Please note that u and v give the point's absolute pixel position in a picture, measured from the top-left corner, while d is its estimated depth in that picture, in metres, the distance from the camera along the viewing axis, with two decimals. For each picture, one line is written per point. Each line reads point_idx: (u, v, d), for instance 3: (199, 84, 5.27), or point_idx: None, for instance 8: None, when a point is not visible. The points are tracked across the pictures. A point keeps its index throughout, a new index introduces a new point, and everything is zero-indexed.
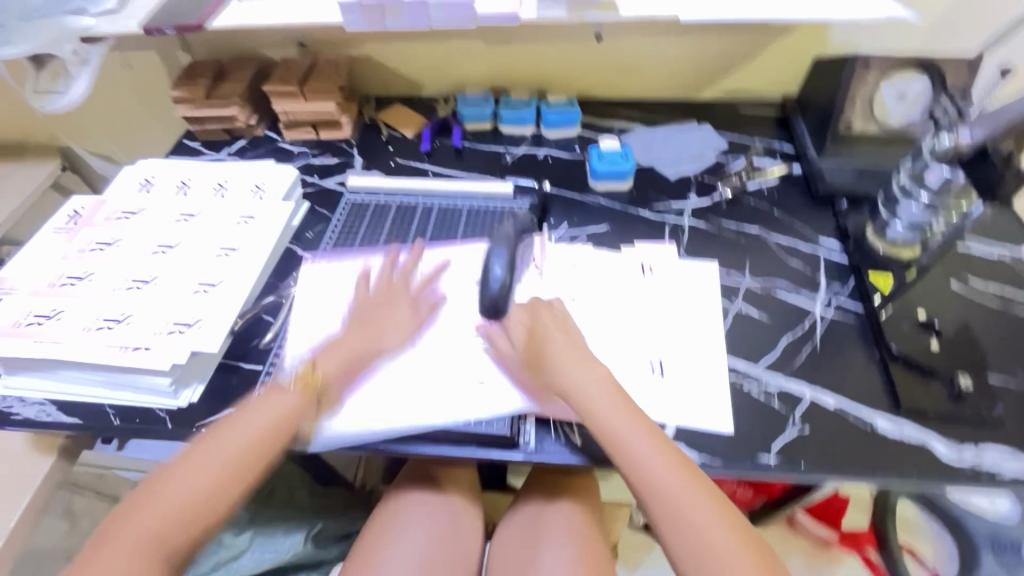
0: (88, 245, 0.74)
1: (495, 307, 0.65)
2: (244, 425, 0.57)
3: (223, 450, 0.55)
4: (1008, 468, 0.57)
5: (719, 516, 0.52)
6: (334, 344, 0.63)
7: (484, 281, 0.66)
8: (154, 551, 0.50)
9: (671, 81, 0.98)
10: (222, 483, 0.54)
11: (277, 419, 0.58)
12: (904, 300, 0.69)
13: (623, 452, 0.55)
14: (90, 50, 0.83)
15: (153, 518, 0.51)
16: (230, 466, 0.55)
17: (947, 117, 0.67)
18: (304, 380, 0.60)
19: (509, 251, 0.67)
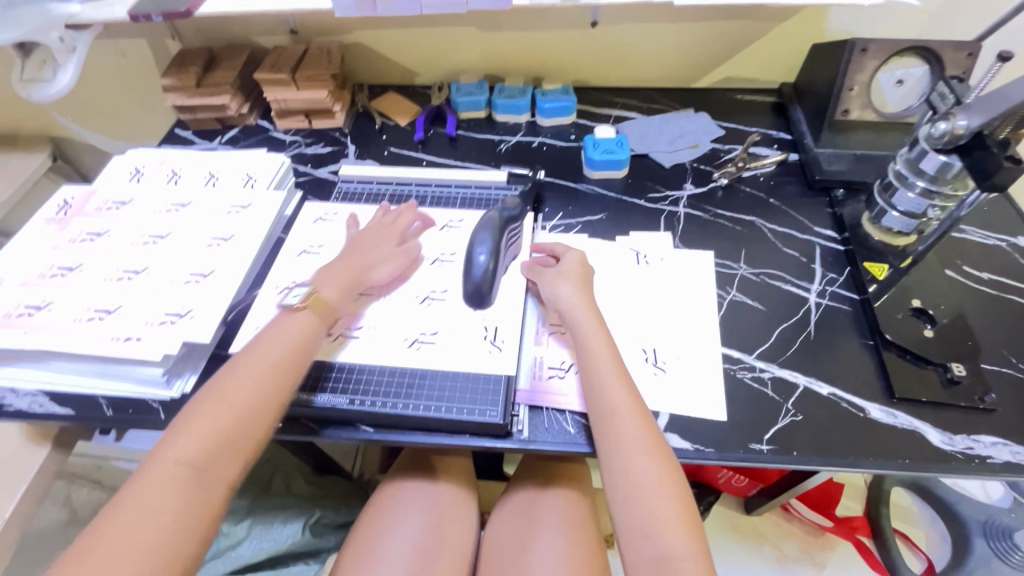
0: (78, 235, 0.73)
1: (479, 297, 0.61)
2: (267, 349, 0.57)
3: (251, 374, 0.55)
4: (1001, 455, 0.57)
5: (659, 468, 0.52)
6: (329, 272, 0.66)
7: (468, 269, 0.61)
8: (199, 475, 0.49)
9: (668, 68, 0.97)
10: (255, 405, 0.53)
11: (299, 338, 0.59)
12: (899, 289, 0.69)
13: (592, 388, 0.57)
14: (77, 37, 0.82)
15: (190, 445, 0.49)
16: (265, 386, 0.55)
17: (946, 102, 0.64)
18: (312, 301, 0.61)
19: (496, 238, 0.62)
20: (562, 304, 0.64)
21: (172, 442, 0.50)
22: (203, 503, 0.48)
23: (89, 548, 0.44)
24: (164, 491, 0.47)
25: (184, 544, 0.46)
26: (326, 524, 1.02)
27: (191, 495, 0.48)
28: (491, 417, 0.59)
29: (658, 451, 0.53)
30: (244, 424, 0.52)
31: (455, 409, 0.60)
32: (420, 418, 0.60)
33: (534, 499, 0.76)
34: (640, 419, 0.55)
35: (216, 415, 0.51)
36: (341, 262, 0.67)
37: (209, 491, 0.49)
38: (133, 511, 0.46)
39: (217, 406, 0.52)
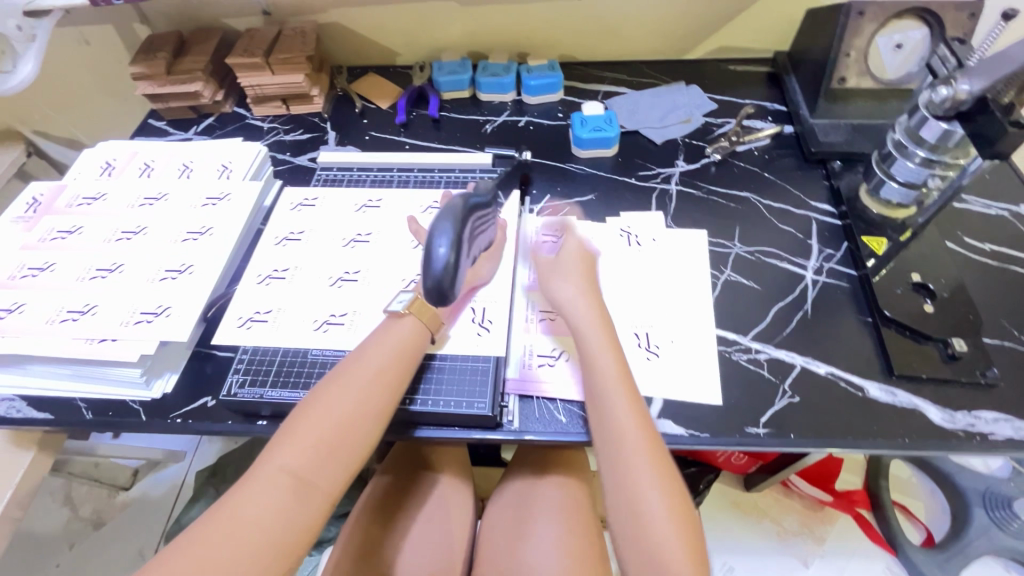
0: (48, 233, 0.70)
1: (439, 297, 0.50)
2: (375, 355, 0.55)
3: (357, 382, 0.53)
4: (1003, 431, 0.56)
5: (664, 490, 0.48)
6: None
7: (425, 264, 0.50)
8: (301, 486, 0.47)
9: (657, 40, 0.93)
10: (360, 415, 0.51)
11: (405, 346, 0.57)
12: (899, 263, 0.67)
13: (593, 391, 0.54)
14: (36, 25, 0.78)
15: (296, 453, 0.48)
16: (373, 392, 0.53)
17: (947, 66, 0.61)
18: (416, 306, 0.60)
19: (458, 228, 0.50)
20: (564, 307, 0.60)
21: (280, 450, 0.48)
22: (305, 516, 0.46)
23: (189, 548, 0.43)
24: (267, 499, 0.46)
25: (281, 554, 0.45)
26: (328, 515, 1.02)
27: (294, 506, 0.46)
28: (480, 408, 0.58)
29: (663, 471, 0.49)
30: (347, 436, 0.50)
31: (445, 402, 0.58)
32: (409, 412, 0.58)
33: (530, 486, 0.74)
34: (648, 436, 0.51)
35: (321, 424, 0.50)
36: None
37: (312, 503, 0.47)
38: (235, 521, 0.44)
39: (320, 413, 0.50)
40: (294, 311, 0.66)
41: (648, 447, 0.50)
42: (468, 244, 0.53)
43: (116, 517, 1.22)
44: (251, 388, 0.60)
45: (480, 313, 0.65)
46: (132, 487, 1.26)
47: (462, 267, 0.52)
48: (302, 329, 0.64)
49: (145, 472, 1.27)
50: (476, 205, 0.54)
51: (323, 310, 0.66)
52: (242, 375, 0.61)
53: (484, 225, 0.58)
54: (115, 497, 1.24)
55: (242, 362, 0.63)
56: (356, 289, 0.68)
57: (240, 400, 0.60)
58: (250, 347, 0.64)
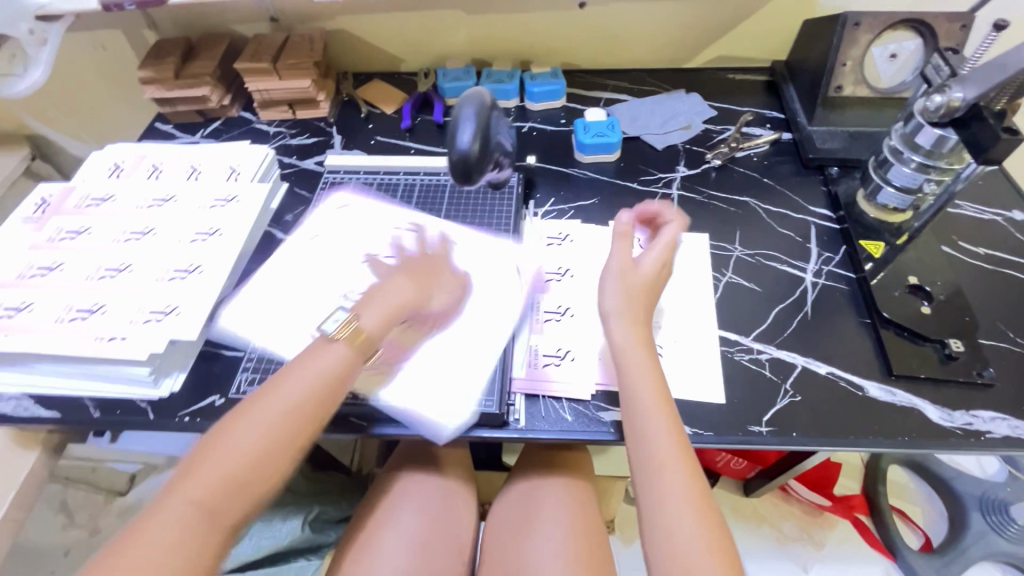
0: (56, 234, 0.71)
1: (465, 176, 0.53)
2: (302, 380, 0.48)
3: (275, 412, 0.46)
4: (1000, 430, 0.57)
5: (703, 531, 0.45)
6: (374, 294, 0.55)
7: (450, 146, 0.52)
8: (201, 529, 0.41)
9: (657, 49, 0.95)
10: (277, 447, 0.45)
11: (331, 378, 0.50)
12: (897, 266, 0.68)
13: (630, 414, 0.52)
14: (48, 29, 0.79)
15: (199, 492, 0.42)
16: (292, 422, 0.47)
17: (941, 74, 0.63)
18: (347, 332, 0.52)
19: (481, 114, 0.53)
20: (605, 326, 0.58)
21: (172, 494, 0.42)
22: (204, 562, 0.40)
23: None
24: (156, 543, 0.39)
25: None
26: (326, 519, 0.97)
27: (189, 553, 0.40)
28: (488, 408, 0.58)
29: (705, 513, 0.46)
30: (259, 474, 0.44)
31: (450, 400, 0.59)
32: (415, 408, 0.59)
33: (533, 487, 0.75)
34: (688, 471, 0.48)
35: (225, 461, 0.44)
36: (390, 282, 0.56)
37: (210, 549, 0.41)
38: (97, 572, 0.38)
39: (229, 445, 0.44)
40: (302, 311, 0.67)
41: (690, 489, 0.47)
42: (494, 138, 0.55)
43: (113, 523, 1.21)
44: (258, 386, 0.62)
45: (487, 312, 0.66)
46: (128, 492, 1.25)
47: (488, 155, 0.54)
48: (308, 329, 0.65)
49: (141, 477, 1.26)
50: (498, 116, 0.57)
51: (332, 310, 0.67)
52: (250, 373, 0.63)
53: (508, 138, 0.60)
54: (112, 502, 1.23)
55: (252, 360, 0.64)
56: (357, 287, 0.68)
57: (248, 397, 0.62)
58: (259, 347, 0.65)
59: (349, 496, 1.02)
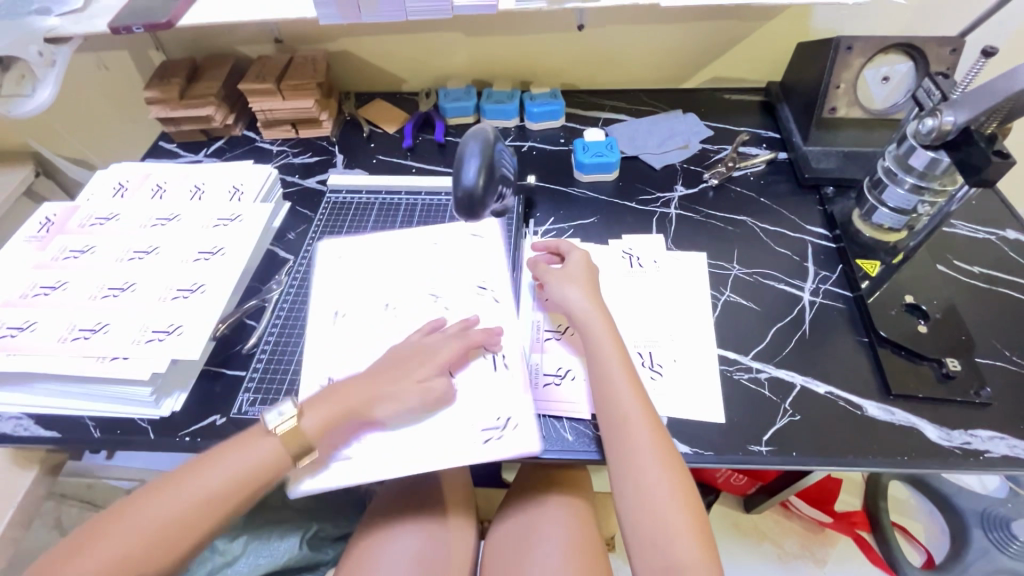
0: (61, 253, 0.71)
1: (470, 210, 0.53)
2: (220, 474, 0.52)
3: (186, 497, 0.51)
4: (999, 449, 0.57)
5: (667, 474, 0.53)
6: (320, 398, 0.58)
7: (455, 180, 0.52)
8: None
9: (655, 70, 0.97)
10: (178, 535, 0.49)
11: (252, 473, 0.53)
12: (893, 285, 0.69)
13: (604, 388, 0.58)
14: (56, 51, 0.81)
15: (98, 567, 0.47)
16: (195, 517, 0.50)
17: (932, 99, 0.64)
18: (283, 431, 0.55)
19: (488, 151, 0.53)
20: (568, 309, 0.64)
21: (64, 568, 0.47)
22: None
23: None
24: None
25: None
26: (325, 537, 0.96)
27: None
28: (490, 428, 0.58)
29: (667, 459, 0.54)
30: (154, 555, 0.48)
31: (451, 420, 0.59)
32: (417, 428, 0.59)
33: (532, 505, 0.75)
34: (648, 425, 0.55)
35: (125, 542, 0.48)
36: (354, 380, 0.59)
37: None
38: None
39: (136, 526, 0.49)
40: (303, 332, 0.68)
41: (657, 444, 0.54)
42: (499, 171, 0.55)
43: None
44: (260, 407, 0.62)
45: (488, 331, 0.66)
46: None
47: (492, 187, 0.54)
48: (310, 350, 0.65)
49: None
50: (502, 149, 0.57)
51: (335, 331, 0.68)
52: (251, 394, 0.63)
53: (512, 169, 0.60)
54: None
55: (252, 381, 0.65)
56: (358, 302, 0.69)
57: (250, 417, 0.62)
58: (260, 368, 0.66)
59: (348, 513, 1.01)
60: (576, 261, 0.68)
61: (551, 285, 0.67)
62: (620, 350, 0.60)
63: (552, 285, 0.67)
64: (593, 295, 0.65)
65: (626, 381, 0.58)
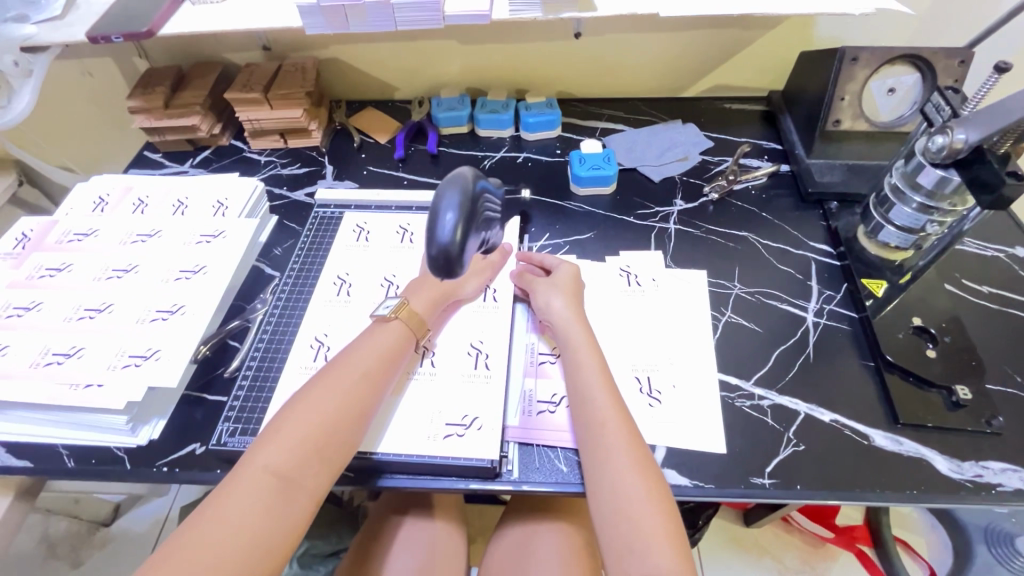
0: (36, 271, 0.69)
1: (446, 270, 0.46)
2: (364, 356, 0.56)
3: (342, 380, 0.54)
4: (1012, 482, 0.55)
5: (643, 481, 0.50)
6: (418, 284, 0.65)
7: (429, 236, 0.46)
8: (287, 487, 0.47)
9: (653, 79, 0.95)
10: (348, 416, 0.52)
11: (387, 349, 0.58)
12: (900, 305, 0.67)
13: (580, 392, 0.57)
14: (34, 61, 0.79)
15: (281, 452, 0.48)
16: (356, 393, 0.53)
17: (941, 114, 0.61)
18: (403, 312, 0.61)
19: (467, 198, 0.46)
20: (550, 317, 0.63)
21: (255, 457, 0.48)
22: (293, 515, 0.46)
23: (185, 538, 0.43)
24: (248, 500, 0.45)
25: (269, 557, 0.44)
26: (314, 555, 0.95)
27: (279, 505, 0.46)
28: (481, 461, 0.55)
29: (644, 466, 0.51)
30: (335, 436, 0.50)
31: (441, 451, 0.56)
32: (402, 462, 0.56)
33: (527, 532, 0.72)
34: (626, 433, 0.53)
35: (303, 424, 0.50)
36: (426, 275, 0.66)
37: (298, 502, 0.47)
38: (214, 524, 0.44)
39: (306, 413, 0.51)
40: (285, 354, 0.65)
41: (631, 447, 0.52)
42: (480, 218, 0.49)
43: (94, 555, 1.18)
44: (241, 436, 0.59)
45: (482, 354, 0.64)
46: (113, 523, 1.21)
47: (471, 240, 0.47)
48: (293, 376, 0.62)
49: (127, 507, 1.22)
50: (485, 189, 0.51)
51: (320, 351, 0.64)
52: (232, 423, 0.60)
53: (497, 207, 0.54)
54: (95, 533, 1.20)
55: (233, 408, 0.61)
56: (350, 329, 0.66)
57: (230, 448, 0.58)
58: (242, 394, 0.62)
59: (338, 530, 0.99)
60: (562, 272, 0.67)
61: (536, 293, 0.66)
62: (599, 359, 0.59)
63: (537, 294, 0.66)
64: (574, 303, 0.64)
65: (602, 385, 0.57)
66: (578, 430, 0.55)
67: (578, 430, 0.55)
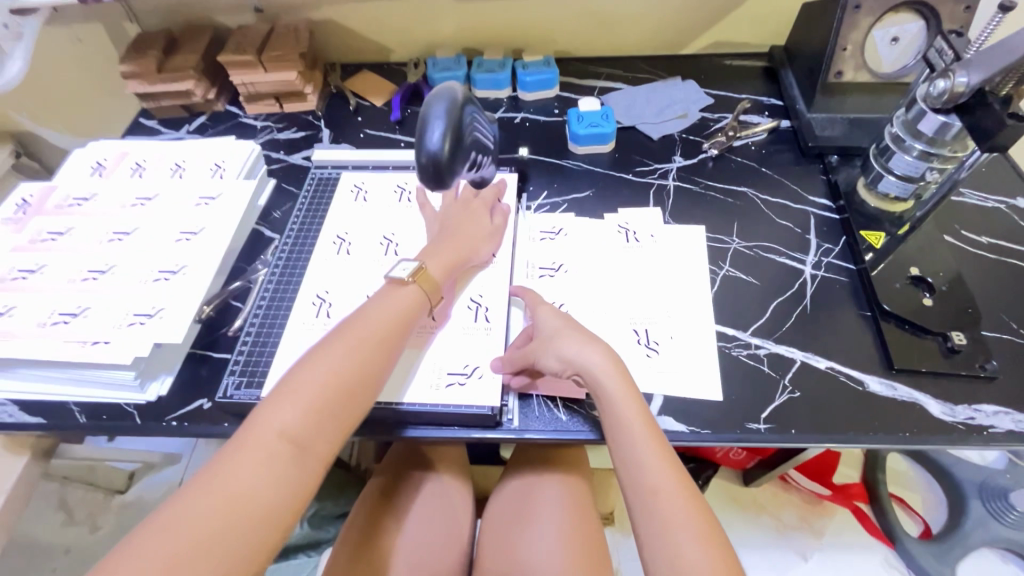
0: (38, 235, 0.69)
1: (436, 178, 0.52)
2: (377, 319, 0.54)
3: (356, 343, 0.52)
4: (1004, 424, 0.56)
5: (707, 550, 0.45)
6: (433, 249, 0.63)
7: (420, 145, 0.51)
8: (298, 452, 0.46)
9: (652, 36, 0.93)
10: (360, 381, 0.51)
11: (404, 312, 0.56)
12: (898, 256, 0.67)
13: (626, 457, 0.51)
14: (22, 24, 0.78)
15: (294, 416, 0.47)
16: (368, 358, 0.52)
17: (944, 59, 0.60)
18: (420, 277, 0.59)
19: (453, 111, 0.52)
20: (576, 371, 0.55)
21: (265, 418, 0.46)
22: (303, 480, 0.46)
23: (192, 497, 0.42)
24: (260, 464, 0.44)
25: (276, 523, 0.43)
26: (324, 515, 0.99)
27: (291, 470, 0.45)
28: (482, 409, 0.57)
29: (708, 533, 0.46)
30: (346, 401, 0.49)
31: (442, 399, 0.58)
32: (405, 411, 0.57)
33: (528, 484, 0.74)
34: (684, 498, 0.48)
35: (317, 389, 0.48)
36: (442, 239, 0.64)
37: (308, 468, 0.46)
38: (226, 487, 0.43)
39: (319, 377, 0.49)
40: (285, 312, 0.66)
41: (689, 514, 0.47)
42: (467, 135, 0.55)
43: (110, 520, 1.20)
44: (246, 390, 0.60)
45: (482, 307, 0.64)
46: (127, 491, 1.24)
47: (460, 153, 0.53)
48: (295, 334, 0.63)
49: (140, 476, 1.26)
50: (474, 113, 0.57)
51: (322, 307, 0.65)
52: (237, 376, 0.61)
53: (485, 133, 0.60)
54: (111, 500, 1.23)
55: (237, 363, 0.62)
56: (352, 284, 0.67)
57: (237, 401, 0.60)
58: (245, 351, 0.63)
59: (347, 492, 1.02)
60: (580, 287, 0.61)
61: (554, 342, 0.56)
62: (644, 412, 0.53)
63: (549, 347, 0.56)
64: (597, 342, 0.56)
65: (649, 444, 0.51)
66: (631, 502, 0.50)
67: (630, 498, 0.50)
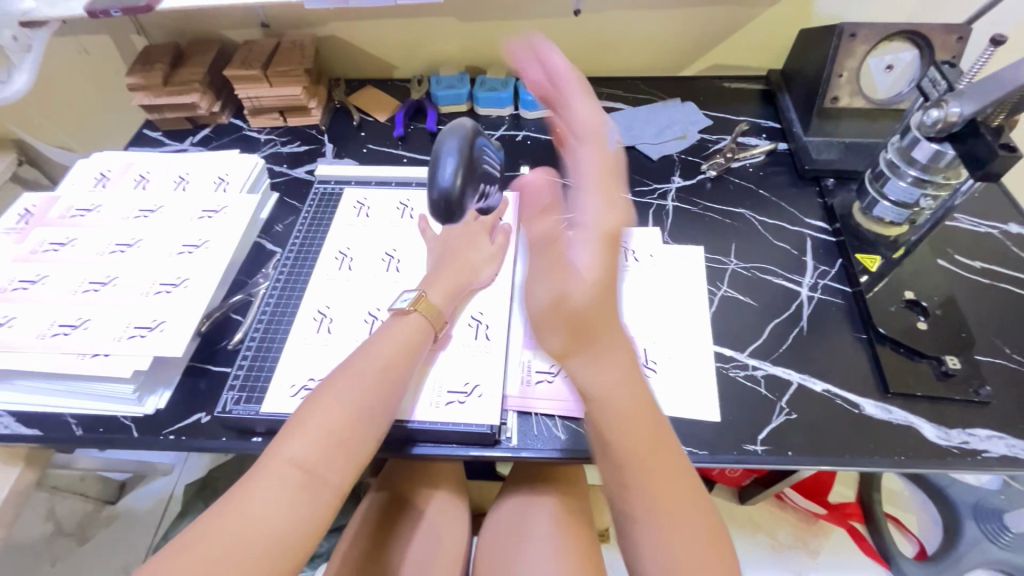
0: (40, 246, 0.69)
1: (448, 213, 0.54)
2: (382, 350, 0.55)
3: (364, 373, 0.52)
4: (997, 449, 0.56)
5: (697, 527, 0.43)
6: (434, 277, 0.64)
7: (433, 181, 0.53)
8: (311, 480, 0.46)
9: (653, 59, 0.95)
10: (369, 408, 0.50)
11: (407, 341, 0.57)
12: (894, 280, 0.68)
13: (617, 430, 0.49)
14: (32, 36, 0.79)
15: (305, 445, 0.46)
16: (376, 386, 0.52)
17: (937, 88, 0.62)
18: (421, 305, 0.60)
19: (464, 147, 0.54)
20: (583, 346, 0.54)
21: (278, 449, 0.46)
22: (316, 509, 0.45)
23: (206, 528, 0.42)
24: (273, 494, 0.44)
25: (289, 553, 0.43)
26: None
27: (305, 499, 0.45)
28: (479, 427, 0.57)
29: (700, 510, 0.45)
30: (356, 428, 0.49)
31: (443, 416, 0.58)
32: (406, 428, 0.57)
33: (526, 502, 0.74)
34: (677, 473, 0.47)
35: (328, 417, 0.48)
36: (442, 266, 0.65)
37: (321, 497, 0.46)
38: (239, 516, 0.43)
39: (329, 406, 0.49)
40: (286, 326, 0.66)
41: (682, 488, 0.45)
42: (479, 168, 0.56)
43: (101, 531, 1.19)
44: (245, 405, 0.59)
45: (482, 324, 0.65)
46: (119, 500, 1.23)
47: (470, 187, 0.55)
48: (294, 352, 0.63)
49: (131, 486, 1.24)
50: (484, 146, 0.59)
51: (321, 322, 0.66)
52: (236, 392, 0.60)
53: (494, 161, 0.62)
54: (101, 510, 1.21)
55: (236, 378, 0.62)
56: (351, 298, 0.68)
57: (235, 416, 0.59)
58: (245, 365, 0.63)
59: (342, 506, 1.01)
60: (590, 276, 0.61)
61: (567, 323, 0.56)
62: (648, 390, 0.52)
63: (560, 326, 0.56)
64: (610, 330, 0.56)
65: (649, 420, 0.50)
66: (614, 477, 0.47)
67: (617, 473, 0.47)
